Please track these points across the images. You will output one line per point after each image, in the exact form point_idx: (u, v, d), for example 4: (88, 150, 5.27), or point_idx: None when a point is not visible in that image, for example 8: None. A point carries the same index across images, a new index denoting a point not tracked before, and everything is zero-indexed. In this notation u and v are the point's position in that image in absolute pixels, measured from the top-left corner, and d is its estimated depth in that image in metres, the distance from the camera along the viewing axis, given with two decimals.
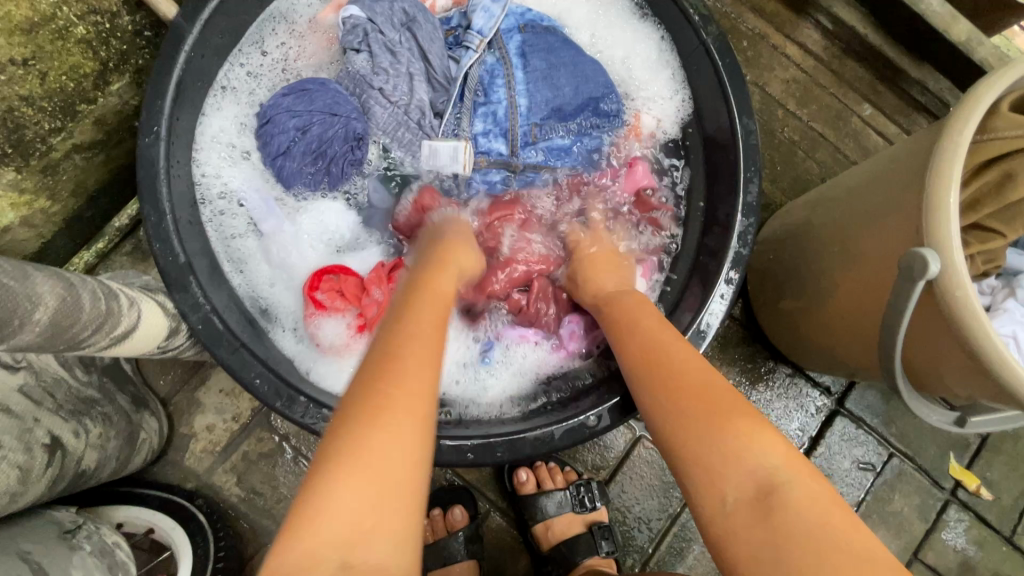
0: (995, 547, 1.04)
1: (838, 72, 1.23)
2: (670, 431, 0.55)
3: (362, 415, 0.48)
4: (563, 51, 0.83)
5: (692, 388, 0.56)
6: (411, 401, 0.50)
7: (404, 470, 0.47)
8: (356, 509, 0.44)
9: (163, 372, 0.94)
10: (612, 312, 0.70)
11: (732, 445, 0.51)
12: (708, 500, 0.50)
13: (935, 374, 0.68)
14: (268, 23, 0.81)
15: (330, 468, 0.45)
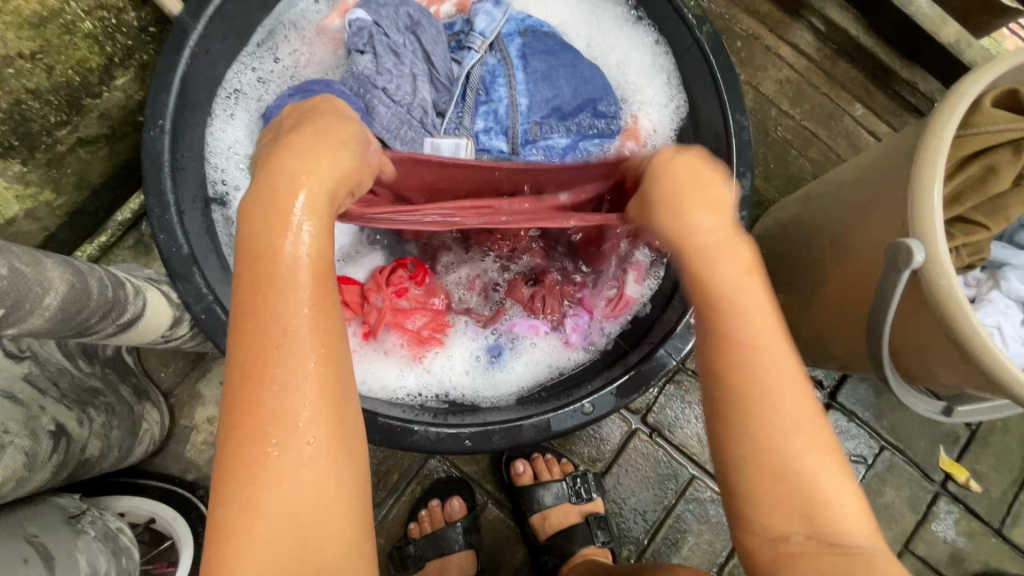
0: (983, 539, 1.05)
1: (830, 72, 1.26)
2: (744, 439, 0.46)
3: (242, 457, 0.40)
4: (563, 53, 0.85)
5: (772, 396, 0.46)
6: (296, 423, 0.40)
7: (315, 507, 0.40)
8: (266, 566, 0.38)
9: (165, 364, 0.95)
10: (702, 263, 0.51)
11: (784, 464, 0.45)
12: (767, 523, 0.44)
13: (923, 365, 0.70)
14: (279, 30, 0.84)
15: (233, 511, 0.39)
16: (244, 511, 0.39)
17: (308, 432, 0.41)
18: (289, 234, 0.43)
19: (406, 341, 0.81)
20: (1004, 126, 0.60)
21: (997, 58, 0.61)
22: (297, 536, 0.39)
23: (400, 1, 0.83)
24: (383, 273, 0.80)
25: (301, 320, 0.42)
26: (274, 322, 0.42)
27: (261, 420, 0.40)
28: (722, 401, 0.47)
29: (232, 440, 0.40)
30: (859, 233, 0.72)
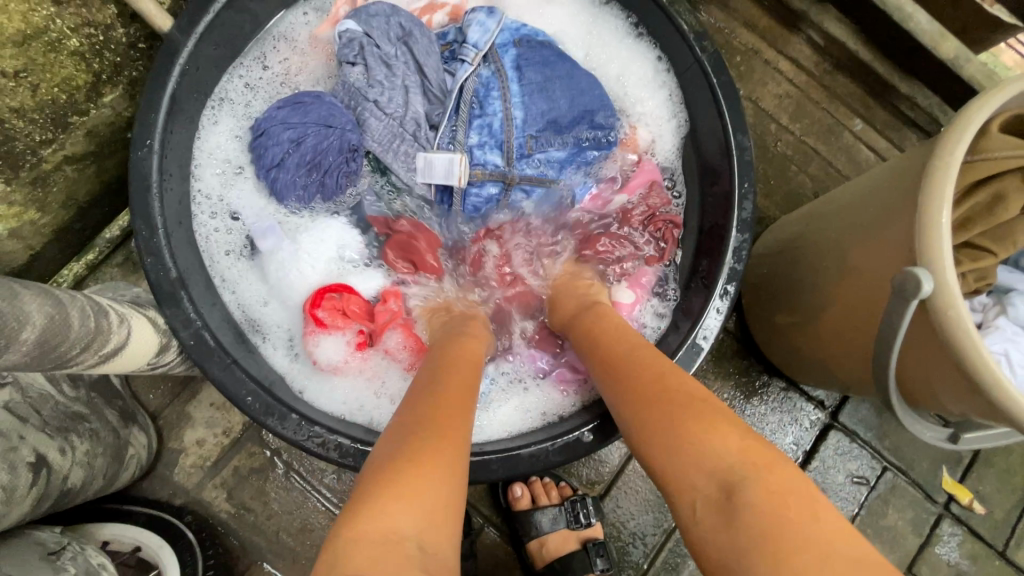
0: (987, 561, 1.04)
1: (829, 87, 1.25)
2: (633, 430, 0.56)
3: (438, 422, 0.52)
4: (558, 65, 0.83)
5: (648, 383, 0.58)
6: (466, 420, 0.54)
7: (460, 477, 0.50)
8: (424, 498, 0.46)
9: (153, 386, 0.93)
10: (580, 326, 0.73)
11: (682, 437, 0.52)
12: (678, 496, 0.50)
13: (925, 391, 0.69)
14: (268, 39, 0.81)
15: (412, 462, 0.48)
16: (429, 452, 0.49)
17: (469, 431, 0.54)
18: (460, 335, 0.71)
19: (406, 341, 0.80)
20: (1011, 151, 0.60)
21: (1005, 81, 0.60)
22: (449, 488, 0.48)
23: (391, 11, 0.81)
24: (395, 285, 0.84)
25: (475, 374, 0.64)
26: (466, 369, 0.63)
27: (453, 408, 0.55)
28: (626, 406, 0.58)
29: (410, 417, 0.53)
30: (864, 254, 0.70)
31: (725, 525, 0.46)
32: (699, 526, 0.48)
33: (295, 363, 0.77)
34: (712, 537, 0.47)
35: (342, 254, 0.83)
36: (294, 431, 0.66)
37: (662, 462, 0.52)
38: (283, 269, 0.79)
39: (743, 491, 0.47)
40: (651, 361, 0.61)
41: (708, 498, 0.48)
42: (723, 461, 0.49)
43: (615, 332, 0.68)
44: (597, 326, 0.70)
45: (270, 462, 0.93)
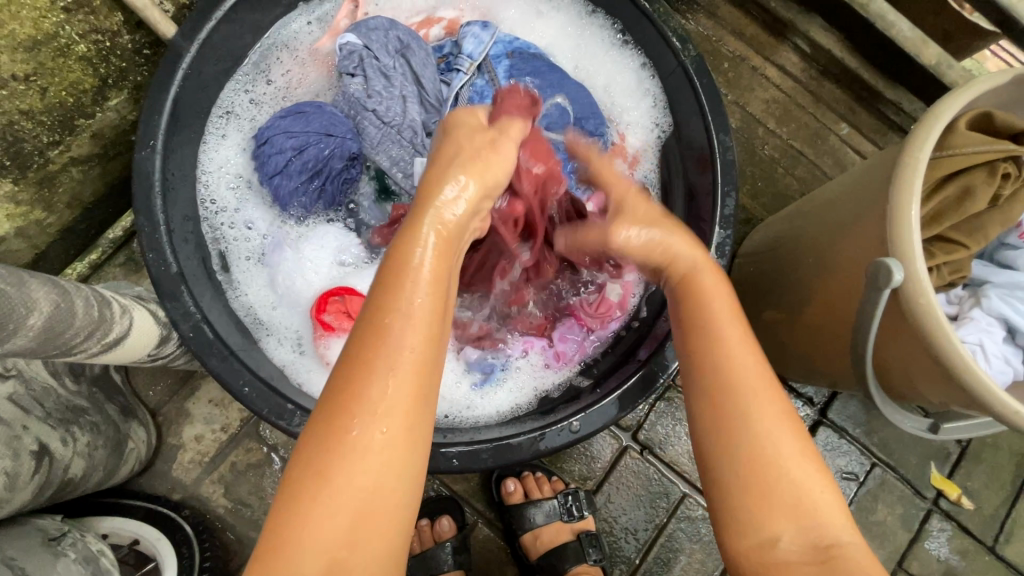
0: (977, 557, 1.05)
1: (816, 93, 1.28)
2: (726, 451, 0.50)
3: (329, 436, 0.42)
4: (550, 74, 0.85)
5: (772, 408, 0.50)
6: (393, 420, 0.43)
7: (378, 494, 0.42)
8: (324, 539, 0.41)
9: (153, 383, 0.95)
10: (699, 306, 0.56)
11: (774, 477, 0.48)
12: (752, 540, 0.48)
13: (905, 381, 0.71)
14: (271, 54, 0.84)
15: (306, 486, 0.42)
16: (313, 486, 0.42)
17: (383, 432, 0.42)
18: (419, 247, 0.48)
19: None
20: (979, 148, 0.62)
21: (970, 82, 0.62)
22: (367, 523, 0.42)
23: (390, 24, 0.83)
24: None
25: (422, 325, 0.45)
26: (398, 319, 0.44)
27: (349, 410, 0.42)
28: (710, 418, 0.52)
29: (327, 420, 0.43)
30: (847, 252, 0.72)
31: (809, 571, 0.46)
32: (748, 556, 0.49)
33: (296, 356, 0.79)
34: None
35: (345, 258, 0.84)
36: (292, 422, 0.67)
37: (748, 496, 0.49)
38: (290, 276, 0.81)
39: (844, 554, 0.46)
40: (747, 359, 0.52)
41: (794, 546, 0.47)
42: (809, 503, 0.48)
43: (711, 306, 0.56)
44: (699, 300, 0.57)
45: (268, 457, 0.95)
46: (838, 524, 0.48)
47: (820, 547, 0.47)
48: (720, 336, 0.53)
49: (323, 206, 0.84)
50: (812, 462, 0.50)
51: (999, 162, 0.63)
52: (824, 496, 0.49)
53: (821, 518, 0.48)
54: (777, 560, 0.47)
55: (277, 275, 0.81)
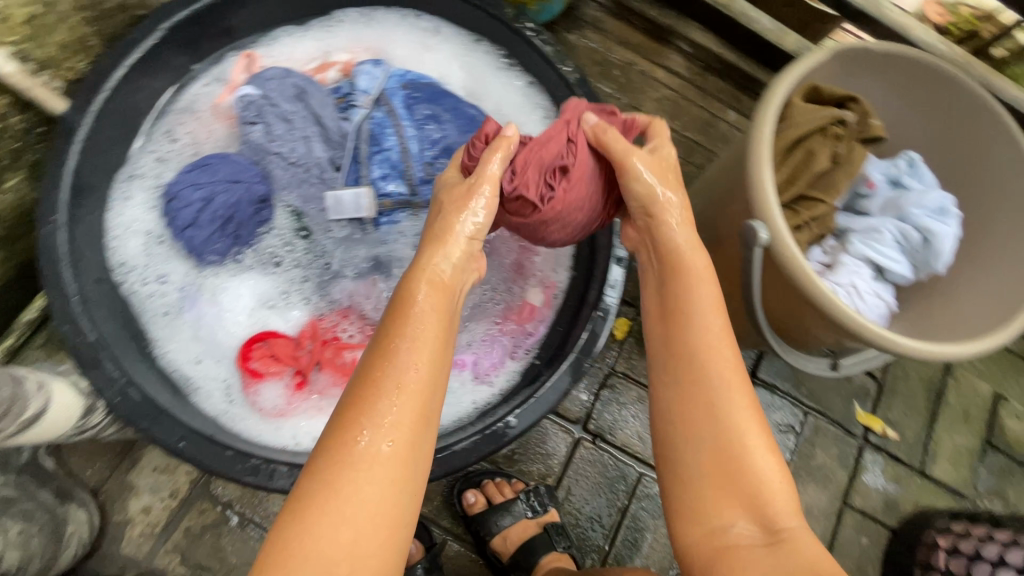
0: (910, 481, 1.14)
1: (701, 86, 1.41)
2: (684, 439, 0.59)
3: (339, 449, 0.50)
4: (444, 99, 0.90)
5: (739, 407, 0.58)
6: (399, 436, 0.51)
7: (378, 506, 0.48)
8: (322, 551, 0.46)
9: (90, 462, 0.92)
10: (683, 320, 0.62)
11: (735, 469, 0.56)
12: (708, 524, 0.56)
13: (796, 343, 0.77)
14: (173, 115, 0.87)
15: (317, 486, 0.48)
16: (324, 492, 0.48)
17: (390, 444, 0.50)
18: (415, 299, 0.59)
19: (339, 379, 0.81)
20: (811, 117, 0.72)
21: (795, 63, 0.72)
22: (365, 532, 0.47)
23: (285, 73, 0.86)
24: (319, 325, 0.84)
25: (421, 365, 0.55)
26: (399, 360, 0.54)
27: (359, 423, 0.50)
28: (676, 415, 0.60)
29: (334, 435, 0.51)
30: (725, 222, 0.80)
31: (758, 551, 0.53)
32: (698, 538, 0.56)
33: (232, 403, 0.78)
34: (745, 561, 0.53)
35: (269, 299, 0.85)
36: (232, 467, 0.68)
37: (708, 482, 0.57)
38: (212, 326, 0.82)
39: (791, 537, 0.53)
40: (723, 367, 0.60)
41: (745, 524, 0.55)
42: (763, 490, 0.55)
43: (698, 304, 0.62)
44: (679, 307, 0.63)
45: (223, 515, 0.93)
46: (785, 512, 0.54)
47: (773, 530, 0.54)
48: (691, 348, 0.61)
49: (239, 251, 0.84)
50: (770, 452, 0.57)
51: (830, 126, 0.73)
52: (778, 481, 0.56)
53: (773, 503, 0.54)
54: (729, 543, 0.54)
55: (200, 327, 0.82)
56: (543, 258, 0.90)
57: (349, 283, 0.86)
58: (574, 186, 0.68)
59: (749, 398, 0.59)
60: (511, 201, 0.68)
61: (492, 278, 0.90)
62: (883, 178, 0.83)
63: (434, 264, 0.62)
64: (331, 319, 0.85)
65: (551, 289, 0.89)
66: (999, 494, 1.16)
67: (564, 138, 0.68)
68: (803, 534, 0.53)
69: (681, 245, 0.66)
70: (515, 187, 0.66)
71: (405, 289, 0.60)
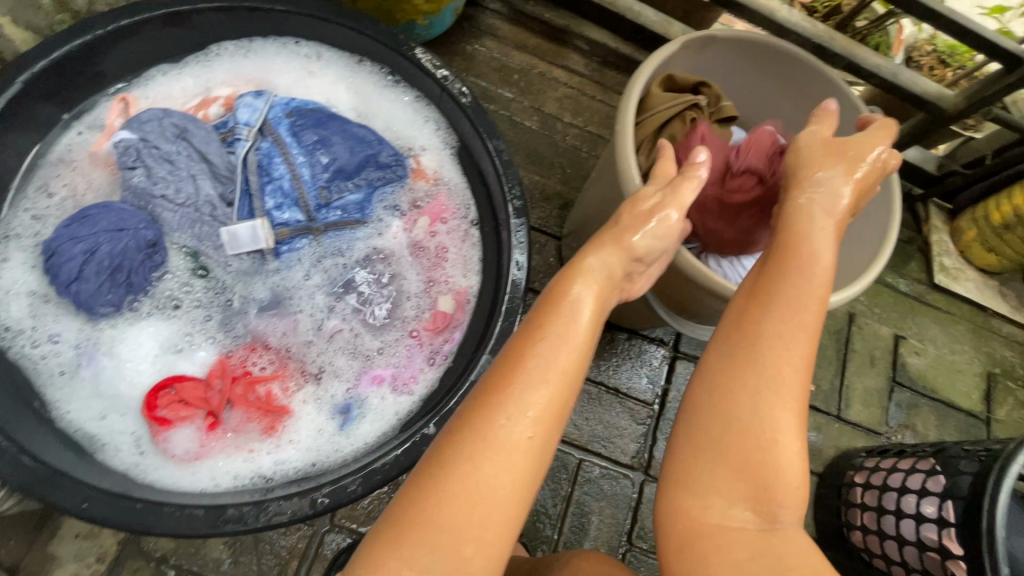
0: (829, 427, 1.23)
1: (600, 81, 1.46)
2: (715, 404, 0.56)
3: (480, 428, 0.52)
4: (330, 123, 0.91)
5: (790, 387, 0.56)
6: (533, 433, 0.52)
7: (508, 490, 0.50)
8: (449, 525, 0.49)
9: (3, 539, 0.87)
10: (769, 291, 0.61)
11: (759, 448, 0.54)
12: (704, 502, 0.53)
13: (683, 309, 0.86)
14: (46, 168, 0.84)
15: (445, 461, 0.51)
16: (461, 469, 0.50)
17: (531, 436, 0.52)
18: (574, 290, 0.60)
19: (252, 414, 0.80)
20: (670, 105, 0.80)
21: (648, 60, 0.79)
22: (490, 513, 0.49)
23: (163, 114, 0.85)
24: (229, 362, 0.83)
25: (572, 358, 0.56)
26: (554, 351, 0.55)
27: (506, 406, 0.52)
28: (719, 376, 0.57)
29: (475, 412, 0.53)
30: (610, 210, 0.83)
31: (750, 534, 0.52)
32: (687, 506, 0.54)
33: (144, 455, 0.76)
34: (732, 546, 0.51)
35: (173, 344, 0.83)
36: (142, 521, 0.66)
37: (726, 455, 0.54)
38: (113, 379, 0.80)
39: (780, 537, 0.51)
40: (800, 346, 0.57)
41: (744, 514, 0.52)
42: (782, 476, 0.53)
43: (802, 284, 0.61)
44: (771, 281, 0.62)
45: (159, 571, 0.90)
46: (789, 503, 0.53)
47: (771, 517, 0.53)
48: (763, 321, 0.59)
49: (134, 299, 0.82)
50: (801, 438, 0.55)
51: (688, 112, 0.81)
52: (794, 470, 0.54)
53: (783, 490, 0.53)
54: (722, 523, 0.52)
55: (100, 383, 0.79)
56: (453, 266, 0.92)
57: (253, 317, 0.86)
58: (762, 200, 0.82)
59: (804, 382, 0.57)
60: (733, 180, 0.82)
61: (403, 290, 0.91)
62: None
63: (586, 261, 0.63)
64: (241, 356, 0.84)
65: (461, 294, 0.90)
66: (908, 426, 1.26)
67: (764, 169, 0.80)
68: (798, 532, 0.52)
69: (802, 222, 0.66)
70: (740, 169, 0.82)
71: (564, 279, 0.62)
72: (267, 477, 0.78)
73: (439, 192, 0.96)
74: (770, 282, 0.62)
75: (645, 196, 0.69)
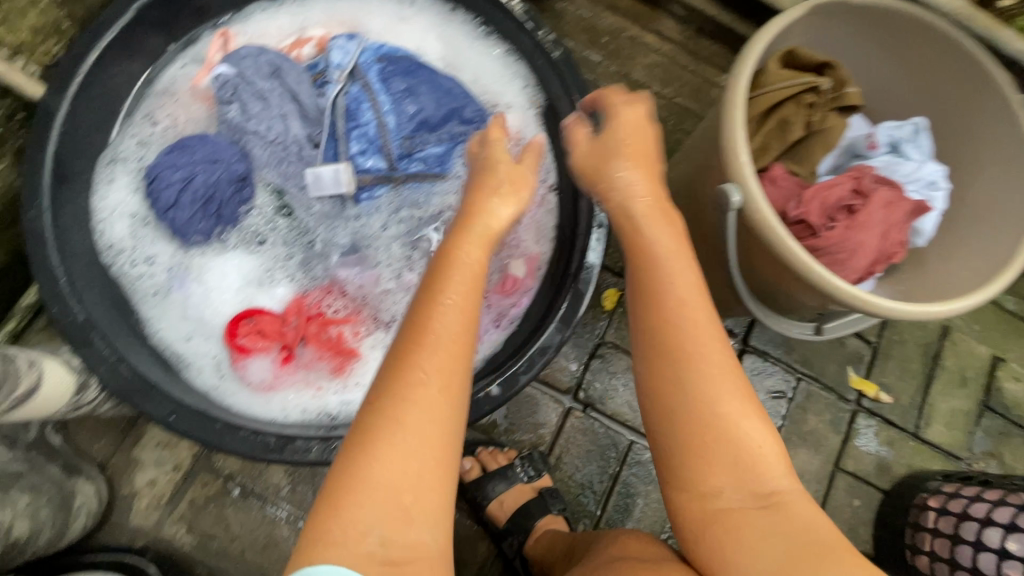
0: (904, 444, 1.14)
1: (694, 51, 1.37)
2: (661, 407, 0.59)
3: (400, 386, 0.52)
4: (420, 71, 0.89)
5: (725, 371, 0.57)
6: (448, 379, 0.53)
7: (435, 441, 0.51)
8: (387, 484, 0.49)
9: (96, 438, 0.96)
10: (648, 283, 0.62)
11: (719, 432, 0.56)
12: (696, 491, 0.57)
13: (766, 296, 0.82)
14: (151, 98, 0.87)
15: (371, 422, 0.51)
16: (384, 429, 0.50)
17: (439, 385, 0.52)
18: (461, 244, 0.62)
19: (324, 353, 0.83)
20: (786, 83, 0.70)
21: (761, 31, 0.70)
22: (423, 468, 0.50)
23: (260, 52, 0.86)
24: (304, 300, 0.85)
25: (463, 301, 0.57)
26: (445, 297, 0.57)
27: (417, 366, 0.53)
28: (653, 381, 0.59)
29: (388, 375, 0.53)
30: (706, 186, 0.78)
31: (752, 513, 0.54)
32: (686, 504, 0.57)
33: (223, 378, 0.81)
34: (736, 522, 0.54)
35: (255, 279, 0.87)
36: (223, 439, 0.70)
37: (689, 445, 0.57)
38: (200, 304, 0.84)
39: (783, 501, 0.54)
40: (710, 329, 0.58)
41: (736, 495, 0.55)
42: (751, 453, 0.56)
43: (676, 266, 0.62)
44: (657, 267, 0.62)
45: (225, 487, 0.97)
46: (773, 474, 0.56)
47: (762, 494, 0.55)
48: (678, 303, 0.59)
49: (222, 231, 0.84)
50: (755, 414, 0.57)
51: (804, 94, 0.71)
52: (764, 443, 0.56)
53: (761, 465, 0.55)
54: (718, 505, 0.55)
55: (189, 306, 0.84)
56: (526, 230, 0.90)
57: (332, 260, 0.88)
58: (860, 230, 0.68)
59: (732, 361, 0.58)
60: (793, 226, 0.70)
61: None
62: (887, 145, 0.80)
63: (478, 216, 0.65)
64: (317, 294, 0.86)
65: (533, 260, 0.89)
66: (994, 455, 1.15)
67: (851, 186, 0.70)
68: (794, 495, 0.55)
69: (640, 209, 0.66)
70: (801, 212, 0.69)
71: (454, 235, 0.64)
72: (333, 414, 0.80)
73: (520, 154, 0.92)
74: (647, 274, 0.62)
75: (530, 153, 0.73)
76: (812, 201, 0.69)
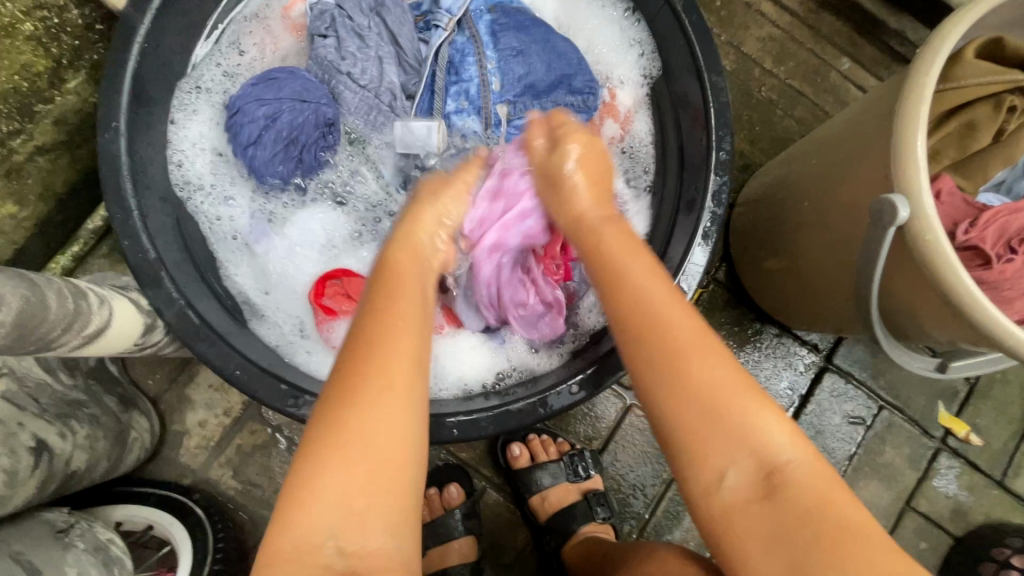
0: (986, 491, 1.05)
1: (814, 27, 1.21)
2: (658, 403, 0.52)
3: (344, 394, 0.49)
4: (534, 28, 0.79)
5: (699, 359, 0.51)
6: (387, 385, 0.50)
7: (388, 449, 0.48)
8: (338, 495, 0.46)
9: (152, 371, 0.94)
10: (613, 283, 0.58)
11: (704, 426, 0.50)
12: (703, 486, 0.50)
13: (891, 321, 0.72)
14: (241, 23, 0.80)
15: (323, 431, 0.48)
16: (329, 441, 0.48)
17: (387, 391, 0.50)
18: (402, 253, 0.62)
19: None
20: (982, 78, 0.61)
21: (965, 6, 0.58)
22: (378, 479, 0.47)
23: None
24: None
25: (402, 306, 0.55)
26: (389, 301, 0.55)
27: (362, 379, 0.50)
28: (649, 370, 0.53)
29: (336, 386, 0.50)
30: (845, 192, 0.67)
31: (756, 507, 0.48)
32: (700, 502, 0.50)
33: (294, 337, 0.76)
34: (745, 520, 0.48)
35: (336, 234, 0.82)
36: (293, 404, 0.66)
37: (687, 440, 0.50)
38: (280, 256, 0.80)
39: (789, 479, 0.48)
40: (677, 314, 0.54)
41: (739, 484, 0.49)
42: (749, 439, 0.49)
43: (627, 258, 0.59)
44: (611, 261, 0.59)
45: (273, 438, 0.95)
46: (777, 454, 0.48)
47: (767, 480, 0.48)
48: (637, 290, 0.56)
49: (301, 177, 0.79)
50: (747, 398, 0.50)
51: (1005, 95, 0.61)
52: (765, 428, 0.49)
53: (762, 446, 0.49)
54: (725, 497, 0.49)
55: (267, 257, 0.79)
56: None
57: None
58: None
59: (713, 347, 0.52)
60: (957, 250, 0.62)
61: None
62: None
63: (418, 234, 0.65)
64: None
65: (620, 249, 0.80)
66: None
67: None
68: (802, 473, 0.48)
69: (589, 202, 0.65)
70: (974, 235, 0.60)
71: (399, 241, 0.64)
72: None
73: (622, 150, 0.83)
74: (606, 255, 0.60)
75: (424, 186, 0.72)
76: (989, 225, 0.60)
